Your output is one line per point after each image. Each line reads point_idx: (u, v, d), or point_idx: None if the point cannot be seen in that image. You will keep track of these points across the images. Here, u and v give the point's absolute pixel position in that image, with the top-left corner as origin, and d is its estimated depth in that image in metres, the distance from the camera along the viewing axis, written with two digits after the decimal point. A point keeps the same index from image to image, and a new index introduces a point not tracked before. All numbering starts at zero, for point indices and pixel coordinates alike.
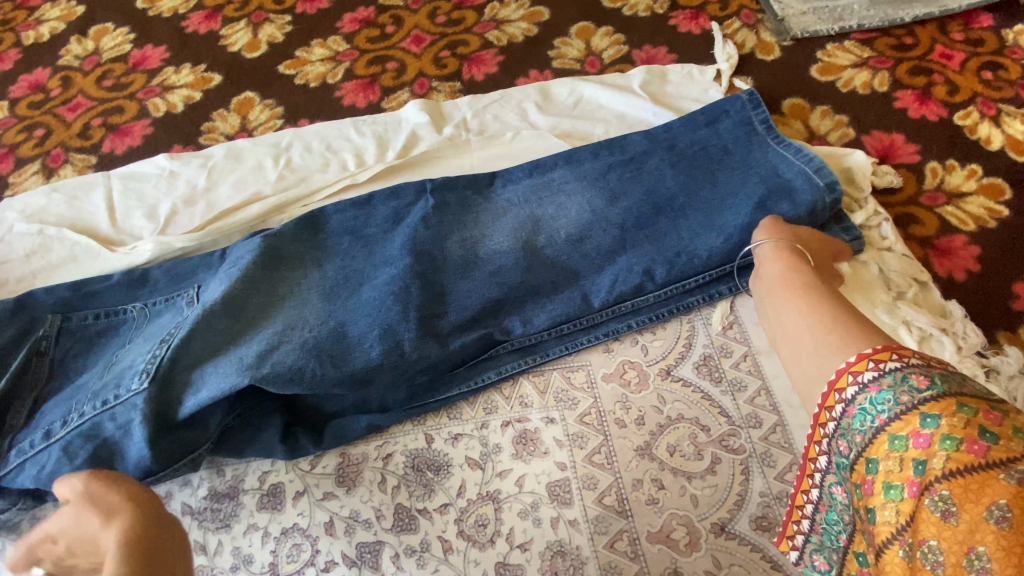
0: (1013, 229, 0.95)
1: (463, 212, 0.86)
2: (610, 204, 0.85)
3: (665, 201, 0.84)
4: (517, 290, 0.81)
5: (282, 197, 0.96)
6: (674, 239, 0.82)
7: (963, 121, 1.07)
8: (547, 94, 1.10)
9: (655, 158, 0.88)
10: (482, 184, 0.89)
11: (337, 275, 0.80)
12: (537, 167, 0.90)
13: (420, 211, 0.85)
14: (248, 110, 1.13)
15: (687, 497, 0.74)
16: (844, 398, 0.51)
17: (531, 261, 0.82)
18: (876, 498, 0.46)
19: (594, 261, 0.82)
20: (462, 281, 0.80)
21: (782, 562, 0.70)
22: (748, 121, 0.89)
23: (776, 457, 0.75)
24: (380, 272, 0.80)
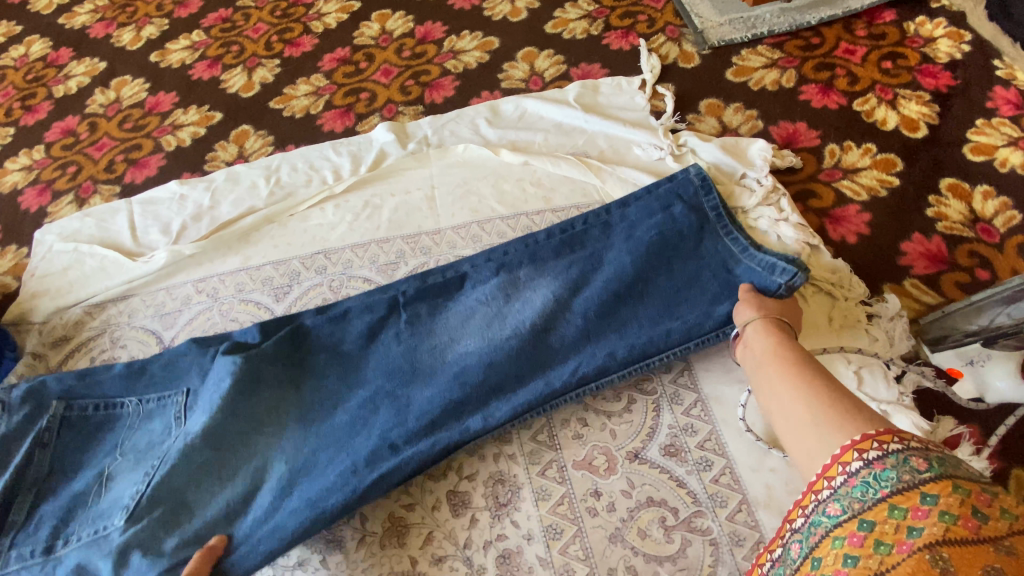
0: (902, 196, 1.08)
1: (433, 320, 0.95)
2: (573, 296, 0.93)
3: (625, 290, 0.92)
4: (460, 305, 0.96)
5: (271, 210, 1.15)
6: (603, 248, 0.98)
7: (861, 107, 1.21)
8: (496, 110, 1.27)
9: (613, 252, 0.97)
10: (452, 289, 0.97)
11: (316, 398, 0.89)
12: (503, 266, 0.98)
13: (394, 327, 0.94)
14: (244, 140, 1.33)
15: (607, 432, 0.88)
16: (845, 471, 0.60)
17: (481, 279, 0.98)
18: (864, 550, 0.54)
19: (557, 352, 0.90)
20: (420, 302, 0.96)
21: (686, 480, 0.83)
22: (699, 208, 0.97)
23: (683, 396, 0.89)
24: (357, 394, 0.89)
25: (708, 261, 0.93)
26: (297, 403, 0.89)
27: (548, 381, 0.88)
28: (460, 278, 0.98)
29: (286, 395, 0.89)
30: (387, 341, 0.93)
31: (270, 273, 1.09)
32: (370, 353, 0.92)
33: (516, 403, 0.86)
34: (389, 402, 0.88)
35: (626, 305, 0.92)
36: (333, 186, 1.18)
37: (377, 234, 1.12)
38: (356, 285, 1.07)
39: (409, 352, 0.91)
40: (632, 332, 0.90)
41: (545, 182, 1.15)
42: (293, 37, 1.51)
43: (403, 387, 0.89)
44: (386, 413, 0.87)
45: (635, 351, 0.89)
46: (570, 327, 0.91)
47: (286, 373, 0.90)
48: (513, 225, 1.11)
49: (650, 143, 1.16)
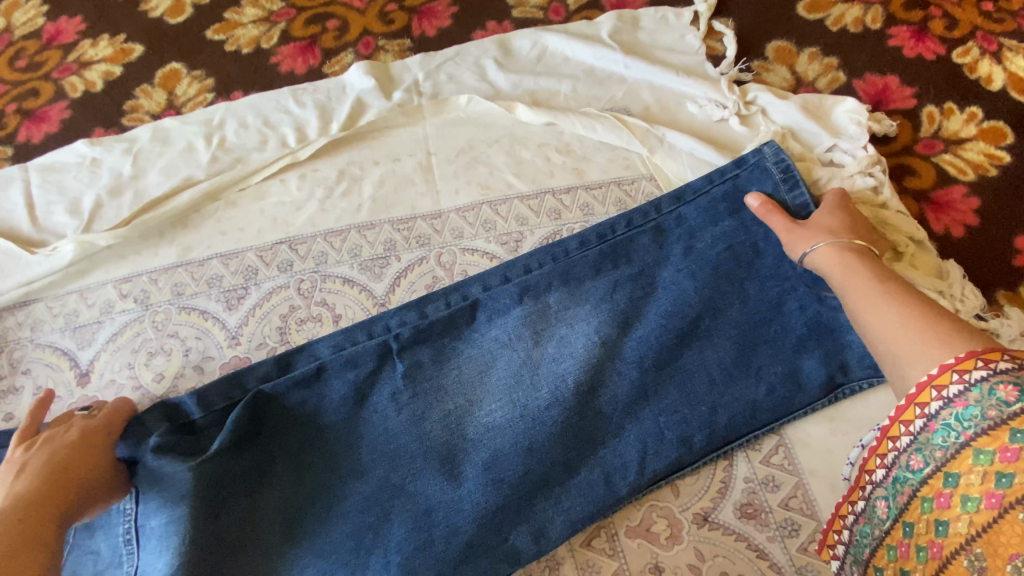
0: (1014, 176, 0.88)
1: (438, 370, 0.72)
2: (623, 334, 0.73)
3: (689, 327, 0.73)
4: (476, 351, 0.73)
5: (218, 185, 0.87)
6: (655, 263, 0.75)
7: (961, 59, 0.98)
8: (507, 49, 0.98)
9: (668, 269, 0.75)
10: (462, 324, 0.74)
11: (296, 498, 0.68)
12: (527, 291, 0.75)
13: (390, 384, 0.71)
14: (174, 84, 1.01)
15: (667, 488, 0.69)
16: (926, 412, 0.49)
17: (501, 309, 0.74)
18: (953, 511, 0.46)
19: (610, 422, 0.70)
20: (422, 346, 0.73)
21: (768, 550, 0.67)
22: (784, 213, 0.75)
23: (762, 440, 0.71)
24: (353, 491, 0.68)
25: (796, 285, 0.73)
26: (269, 505, 0.67)
27: (607, 476, 0.68)
28: (469, 307, 0.74)
29: (255, 500, 0.67)
30: (381, 408, 0.71)
31: (217, 271, 0.83)
32: (361, 428, 0.70)
33: (571, 512, 0.67)
34: (400, 506, 0.67)
35: (691, 346, 0.72)
36: (298, 151, 0.89)
37: (358, 218, 0.86)
38: (334, 288, 0.82)
39: (414, 424, 0.70)
40: (700, 384, 0.71)
41: (576, 149, 0.89)
42: None
43: (411, 481, 0.68)
44: (399, 516, 0.67)
45: (715, 435, 0.70)
46: (623, 382, 0.71)
47: (253, 470, 0.67)
48: (538, 208, 0.86)
49: (709, 99, 0.91)
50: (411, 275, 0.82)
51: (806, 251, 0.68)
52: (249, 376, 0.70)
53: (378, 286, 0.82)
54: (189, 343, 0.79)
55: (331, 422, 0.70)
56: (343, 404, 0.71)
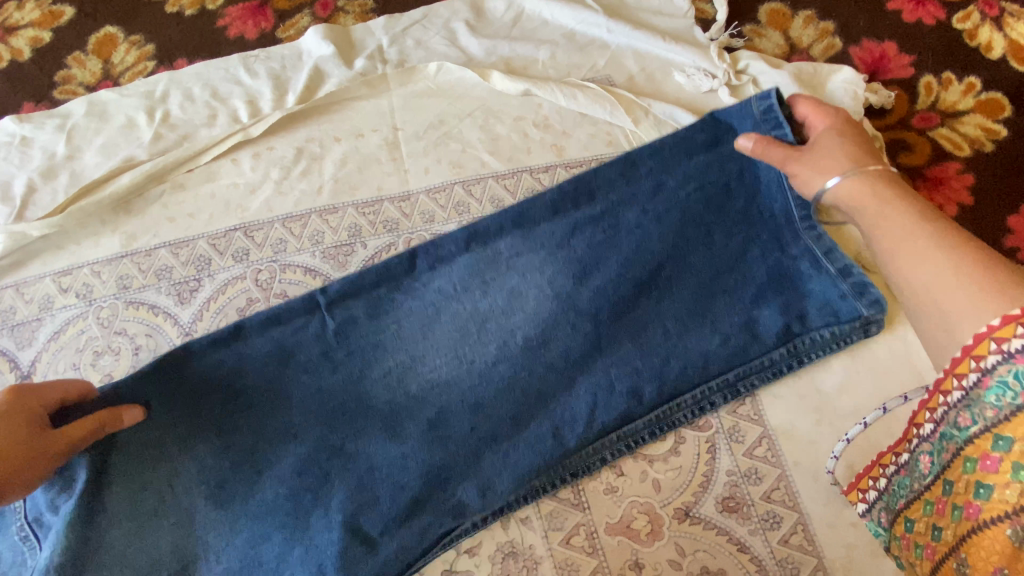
0: (1012, 152, 0.84)
1: (375, 325, 0.70)
2: (579, 284, 0.71)
3: (646, 280, 0.71)
4: (418, 302, 0.71)
5: (163, 166, 0.79)
6: (622, 202, 0.73)
7: (962, 25, 0.92)
8: (480, 11, 0.90)
9: (632, 237, 0.72)
10: (401, 272, 0.71)
11: (220, 463, 0.64)
12: (475, 237, 0.72)
13: (326, 335, 0.69)
14: (110, 51, 0.91)
15: (648, 483, 0.67)
16: (983, 367, 0.45)
17: (445, 257, 0.72)
18: (1000, 477, 0.45)
19: (560, 374, 0.68)
20: (354, 300, 0.70)
21: (749, 543, 0.65)
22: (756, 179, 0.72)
23: (745, 432, 0.69)
24: (287, 453, 0.65)
25: (762, 264, 0.71)
26: (188, 477, 0.64)
27: (556, 429, 0.67)
28: (408, 257, 0.71)
29: (169, 471, 0.64)
30: (311, 366, 0.67)
31: (166, 261, 0.77)
32: (290, 388, 0.67)
33: (517, 465, 0.66)
34: (340, 466, 0.65)
35: (647, 298, 0.70)
36: (249, 130, 0.81)
37: (318, 201, 0.79)
38: (294, 278, 0.76)
39: (355, 382, 0.67)
40: (654, 335, 0.70)
41: (555, 123, 0.83)
42: None
43: (352, 441, 0.66)
44: (337, 474, 0.64)
45: (665, 386, 0.68)
46: (573, 336, 0.69)
47: (162, 443, 0.64)
48: (514, 187, 0.80)
49: (698, 69, 0.84)
50: (379, 263, 0.77)
51: (821, 192, 0.61)
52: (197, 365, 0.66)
53: (342, 275, 0.76)
54: (139, 342, 0.74)
55: (254, 388, 0.66)
56: (267, 361, 0.67)
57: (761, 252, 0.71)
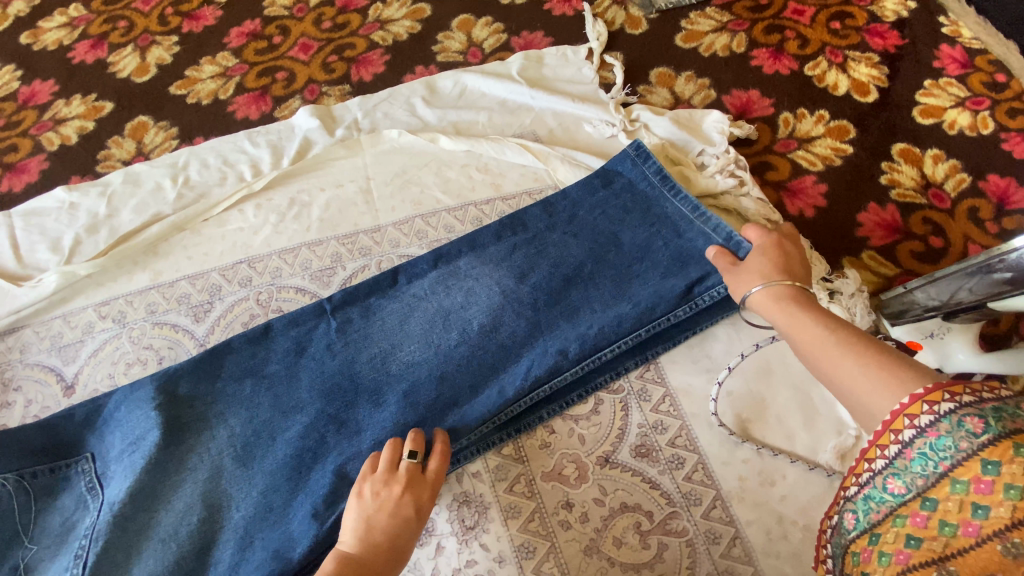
0: (856, 165, 1.06)
1: (366, 324, 0.89)
2: (520, 282, 0.89)
3: (574, 272, 0.89)
4: (395, 302, 0.90)
5: (183, 215, 1.00)
6: (545, 229, 0.94)
7: (812, 72, 1.16)
8: (433, 87, 1.15)
9: (558, 232, 0.93)
10: (385, 285, 0.92)
11: (246, 430, 0.82)
12: (441, 257, 0.93)
13: (322, 335, 0.88)
14: (142, 134, 1.16)
15: (575, 438, 0.83)
16: (901, 439, 0.49)
17: (419, 273, 0.93)
18: (928, 531, 0.47)
19: (508, 351, 0.85)
20: (352, 307, 0.90)
21: (659, 481, 0.80)
22: (644, 177, 0.94)
23: (651, 392, 0.85)
24: (293, 424, 0.83)
25: (662, 247, 0.89)
26: (222, 439, 0.81)
27: (502, 387, 0.82)
28: (392, 273, 0.92)
29: (206, 437, 0.81)
30: (318, 356, 0.87)
31: (185, 290, 0.96)
32: (300, 372, 0.86)
33: (473, 419, 0.81)
34: (335, 432, 0.82)
35: (576, 287, 0.88)
36: (251, 186, 1.03)
37: (308, 236, 0.99)
38: (287, 296, 0.95)
39: (346, 366, 0.86)
40: (582, 314, 0.86)
41: (493, 167, 1.06)
42: (192, 10, 1.31)
43: (345, 412, 0.83)
44: (328, 432, 0.82)
45: (587, 342, 0.84)
46: (518, 320, 0.86)
47: (207, 412, 0.83)
48: (462, 217, 1.01)
49: (601, 120, 1.08)
50: (355, 281, 0.96)
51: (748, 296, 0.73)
52: (223, 364, 0.86)
53: (326, 292, 0.95)
54: (162, 353, 0.91)
55: (276, 372, 0.86)
56: (285, 355, 0.87)
57: (676, 247, 0.88)
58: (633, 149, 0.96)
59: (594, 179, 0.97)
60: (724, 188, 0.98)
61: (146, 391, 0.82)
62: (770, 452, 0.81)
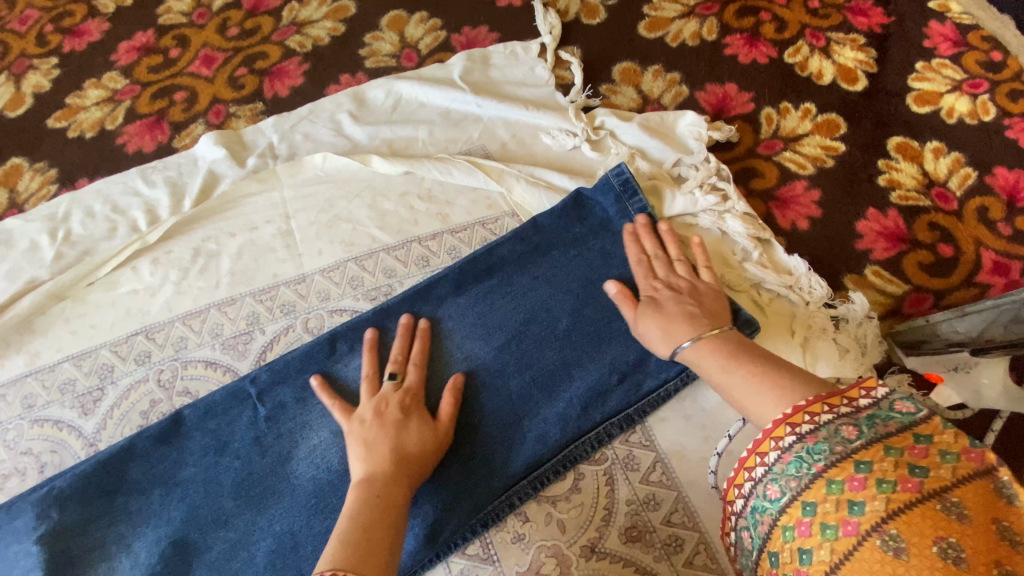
0: (849, 164, 0.93)
1: (303, 409, 0.74)
2: (484, 345, 0.77)
3: (547, 331, 0.78)
4: (335, 379, 0.76)
5: (61, 281, 0.82)
6: (513, 271, 0.81)
7: (793, 59, 1.03)
8: (362, 100, 0.98)
9: (527, 276, 0.81)
10: (321, 355, 0.77)
11: (153, 557, 0.66)
12: (388, 316, 0.79)
13: (248, 426, 0.73)
14: (14, 180, 0.96)
15: (554, 525, 0.69)
16: (798, 431, 0.48)
17: (362, 337, 0.78)
18: (867, 492, 0.42)
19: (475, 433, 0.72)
20: (283, 386, 0.75)
21: (656, 571, 0.67)
22: (625, 210, 0.82)
23: (639, 459, 0.72)
24: (215, 542, 0.68)
25: None
26: (123, 571, 0.65)
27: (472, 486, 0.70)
28: (327, 341, 0.77)
29: (105, 569, 0.65)
30: (243, 454, 0.72)
31: (69, 375, 0.78)
32: (222, 475, 0.71)
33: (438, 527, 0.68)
34: (267, 547, 0.68)
35: (552, 347, 0.77)
36: (147, 238, 0.85)
37: (217, 295, 0.83)
38: (196, 373, 0.78)
39: (279, 466, 0.71)
40: (562, 382, 0.75)
41: (438, 194, 0.90)
42: (74, 23, 1.11)
43: (282, 522, 0.69)
44: (263, 548, 0.68)
45: (568, 425, 0.73)
46: (485, 392, 0.74)
47: (105, 539, 0.66)
48: (405, 258, 0.85)
49: (560, 129, 0.93)
50: (277, 348, 0.80)
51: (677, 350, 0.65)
52: (117, 474, 0.69)
53: (243, 364, 0.79)
54: (43, 459, 0.74)
55: (194, 478, 0.70)
56: (203, 455, 0.71)
57: None
58: (618, 179, 0.82)
59: (567, 208, 0.83)
60: (706, 206, 0.84)
61: (27, 519, 0.65)
62: None
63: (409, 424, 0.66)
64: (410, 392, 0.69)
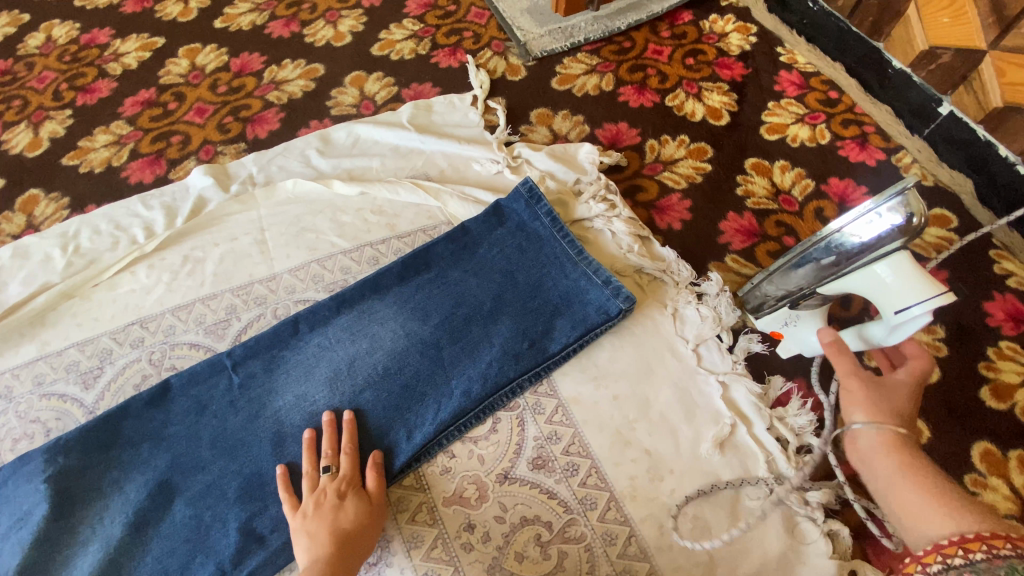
0: (715, 180, 1.18)
1: (270, 376, 0.91)
2: (421, 323, 0.95)
3: (473, 311, 0.96)
4: (299, 352, 0.93)
5: (71, 283, 0.99)
6: (447, 266, 1.01)
7: (672, 102, 1.30)
8: (327, 139, 1.21)
9: (457, 269, 1.01)
10: (288, 334, 0.94)
11: (141, 494, 0.80)
12: (343, 303, 0.97)
13: (224, 391, 0.89)
14: (32, 207, 1.14)
15: (475, 458, 0.86)
16: (946, 563, 0.51)
17: (322, 320, 0.96)
18: None
19: (411, 389, 0.89)
20: (254, 359, 0.92)
21: (556, 490, 0.83)
22: (535, 216, 1.04)
23: (544, 405, 0.90)
24: (194, 482, 0.82)
25: (553, 282, 0.98)
26: (116, 506, 0.79)
27: (409, 431, 0.86)
28: (292, 322, 0.95)
29: (101, 505, 0.79)
30: (220, 412, 0.87)
31: (74, 357, 0.94)
32: (201, 430, 0.85)
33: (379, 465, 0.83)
34: (237, 485, 0.82)
35: (477, 324, 0.95)
36: (145, 248, 1.04)
37: (202, 291, 1.00)
38: (182, 353, 0.95)
39: (250, 421, 0.87)
40: (484, 350, 0.92)
41: (387, 209, 1.11)
42: (87, 83, 1.34)
43: (250, 465, 0.84)
44: (233, 486, 0.82)
45: (489, 384, 0.90)
46: (421, 360, 0.92)
47: (101, 481, 0.80)
48: (359, 258, 1.05)
49: (487, 158, 1.17)
50: (251, 331, 0.97)
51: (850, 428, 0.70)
52: (114, 430, 0.84)
53: (221, 344, 0.96)
54: (48, 426, 0.89)
55: (178, 433, 0.85)
56: (185, 415, 0.86)
57: (564, 285, 0.97)
58: (526, 189, 1.05)
59: (490, 216, 1.05)
60: (598, 212, 1.07)
61: (36, 464, 0.79)
62: (653, 450, 0.86)
63: (345, 506, 0.77)
64: (345, 478, 0.80)
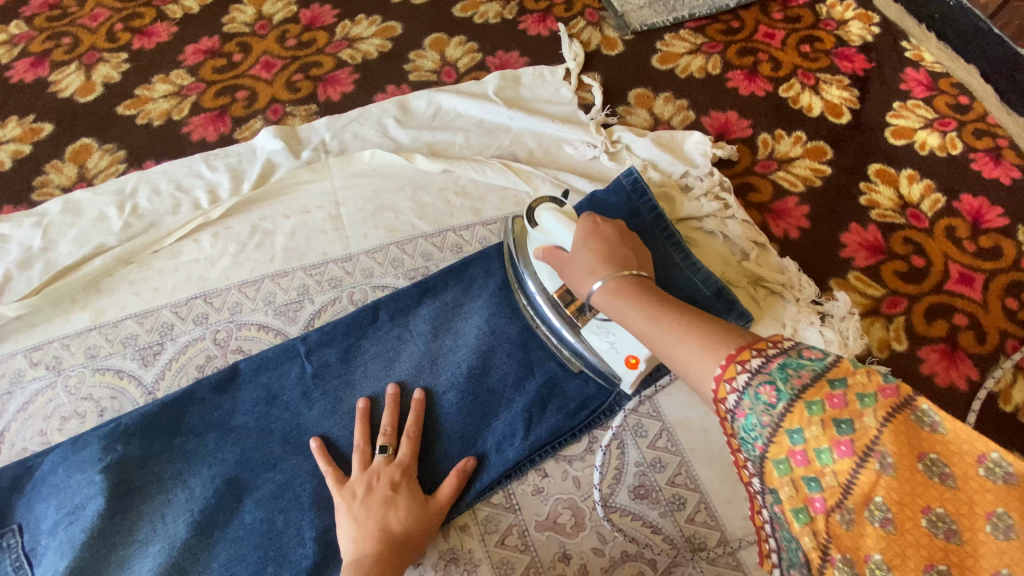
0: (834, 185, 1.06)
1: (346, 368, 0.82)
2: (510, 322, 0.85)
3: None
4: (377, 343, 0.84)
5: (129, 248, 0.91)
6: None
7: (786, 93, 1.17)
8: (406, 107, 1.10)
9: None
10: (366, 322, 0.85)
11: (206, 492, 0.73)
12: (427, 292, 0.88)
13: (295, 382, 0.80)
14: (85, 158, 1.05)
15: (569, 481, 0.78)
16: (749, 368, 0.46)
17: (403, 309, 0.86)
18: (814, 467, 0.42)
19: (499, 395, 0.81)
20: (330, 348, 0.83)
21: (661, 525, 0.75)
22: (636, 211, 0.92)
23: (647, 427, 0.81)
24: (263, 483, 0.74)
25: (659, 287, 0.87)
26: (178, 502, 0.72)
27: (497, 443, 0.78)
28: (372, 309, 0.86)
29: (163, 500, 0.72)
30: (292, 405, 0.79)
31: (132, 330, 0.86)
32: (271, 424, 0.78)
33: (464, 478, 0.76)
34: (311, 489, 0.74)
35: None
36: (208, 214, 0.94)
37: (271, 267, 0.91)
38: (248, 334, 0.87)
39: (325, 419, 0.79)
40: None
41: (472, 191, 1.00)
42: (145, 25, 1.23)
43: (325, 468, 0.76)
44: (306, 490, 0.74)
45: (587, 397, 0.81)
46: (510, 363, 0.83)
47: (163, 473, 0.73)
48: (441, 244, 0.96)
49: (582, 141, 1.06)
50: (324, 316, 0.88)
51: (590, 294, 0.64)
52: (175, 418, 0.76)
53: (293, 328, 0.88)
54: (104, 404, 0.81)
55: (246, 425, 0.77)
56: (255, 405, 0.79)
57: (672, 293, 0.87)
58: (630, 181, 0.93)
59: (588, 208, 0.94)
60: (709, 211, 0.96)
61: (93, 450, 0.72)
62: None
63: (396, 504, 0.69)
64: (400, 467, 0.73)
